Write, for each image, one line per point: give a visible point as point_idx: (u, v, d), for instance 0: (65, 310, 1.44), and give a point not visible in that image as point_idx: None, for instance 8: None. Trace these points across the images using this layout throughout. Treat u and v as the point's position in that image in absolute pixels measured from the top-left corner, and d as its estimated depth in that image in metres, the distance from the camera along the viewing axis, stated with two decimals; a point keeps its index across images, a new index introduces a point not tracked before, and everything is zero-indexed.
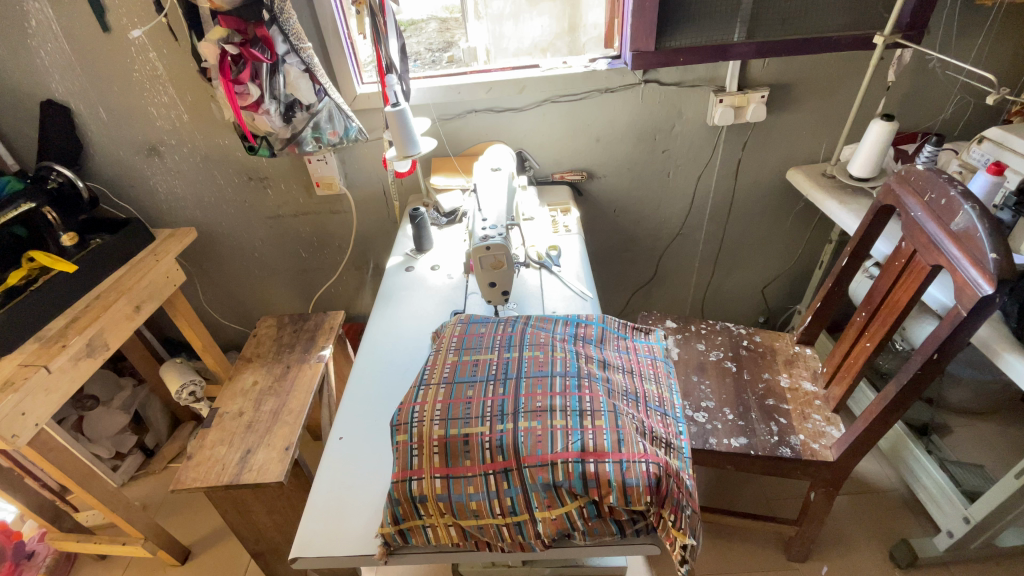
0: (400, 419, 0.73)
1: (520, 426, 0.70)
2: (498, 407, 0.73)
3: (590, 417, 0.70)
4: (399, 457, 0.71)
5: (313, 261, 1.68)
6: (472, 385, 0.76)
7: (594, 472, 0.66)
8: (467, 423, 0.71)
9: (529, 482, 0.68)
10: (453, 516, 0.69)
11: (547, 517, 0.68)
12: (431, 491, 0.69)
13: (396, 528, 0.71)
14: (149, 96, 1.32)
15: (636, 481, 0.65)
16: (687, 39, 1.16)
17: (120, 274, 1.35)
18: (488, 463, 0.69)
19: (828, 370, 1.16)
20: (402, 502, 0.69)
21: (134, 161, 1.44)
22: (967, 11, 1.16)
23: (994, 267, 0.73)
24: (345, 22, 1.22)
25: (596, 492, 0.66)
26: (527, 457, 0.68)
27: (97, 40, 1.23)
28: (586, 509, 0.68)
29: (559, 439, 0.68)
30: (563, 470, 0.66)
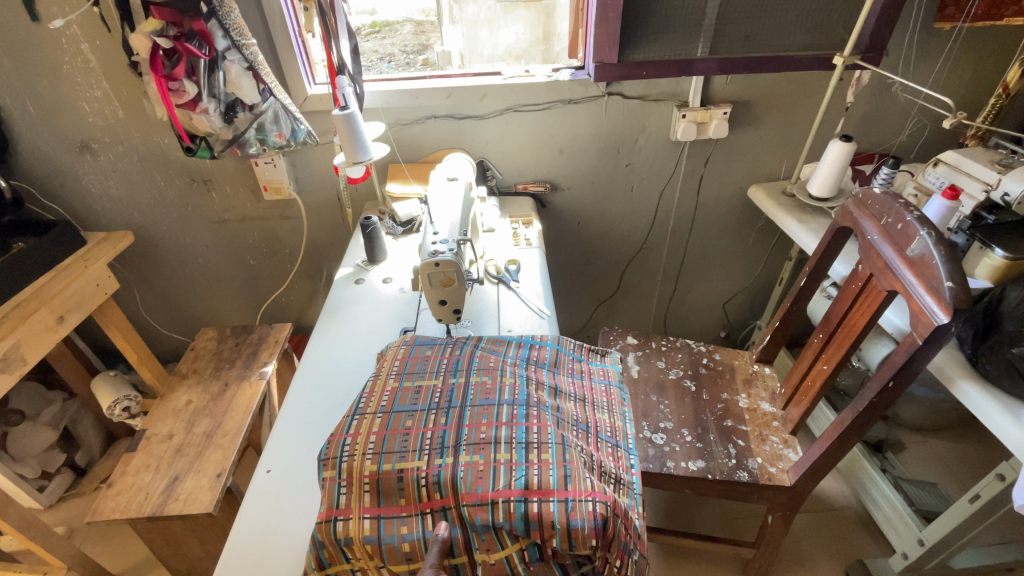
0: (330, 454, 0.67)
1: (460, 459, 0.65)
2: (439, 438, 0.67)
3: (535, 451, 0.66)
4: (326, 495, 0.65)
5: (263, 269, 1.59)
6: (412, 414, 0.71)
7: (537, 512, 0.61)
8: (402, 457, 0.65)
9: (467, 522, 0.62)
10: (381, 560, 0.63)
11: (485, 562, 0.62)
12: (358, 533, 0.62)
13: (319, 574, 0.64)
14: (80, 90, 1.22)
15: (581, 523, 0.61)
16: (651, 52, 1.14)
17: (44, 281, 1.24)
18: (425, 500, 0.63)
19: (787, 391, 1.15)
20: (326, 544, 0.63)
21: (63, 158, 1.33)
22: (925, 35, 1.17)
23: (949, 296, 0.71)
24: (295, 20, 1.15)
25: (539, 535, 0.61)
26: (465, 494, 0.62)
27: (19, 27, 1.13)
28: (528, 553, 0.62)
29: (501, 475, 0.63)
30: (503, 510, 0.61)
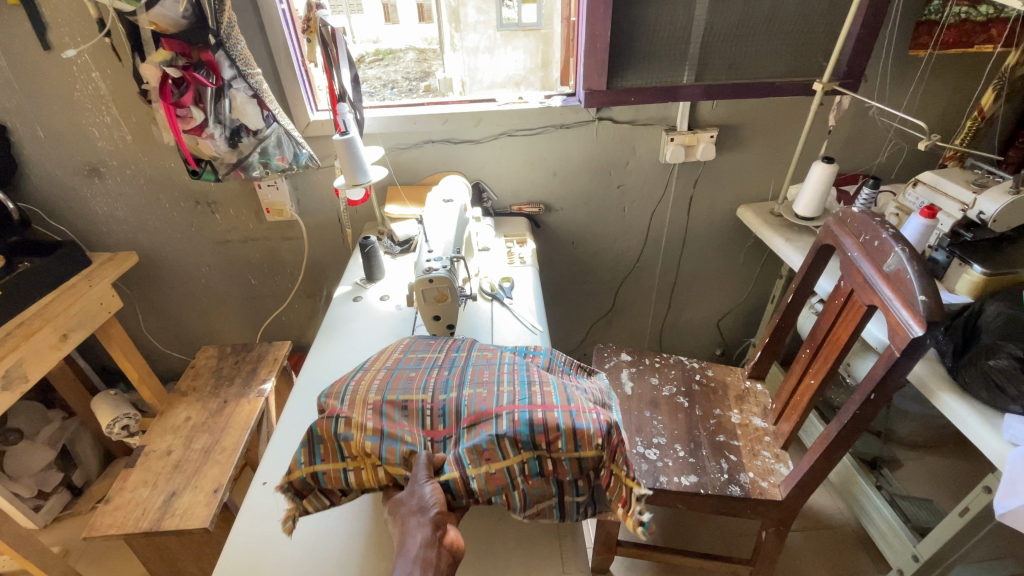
0: (333, 393, 0.77)
1: (463, 393, 0.76)
2: (443, 381, 0.79)
3: (537, 385, 0.76)
4: (330, 406, 0.75)
5: (263, 288, 1.62)
6: (415, 369, 0.82)
7: (542, 420, 0.69)
8: (407, 392, 0.77)
9: (472, 434, 0.70)
10: (379, 460, 0.70)
11: (486, 472, 0.68)
12: (360, 427, 0.71)
13: (308, 470, 0.71)
14: (91, 116, 1.27)
15: (586, 426, 0.70)
16: (638, 79, 1.18)
17: (49, 300, 1.27)
18: (427, 428, 0.74)
19: (778, 406, 1.17)
20: (325, 440, 0.71)
21: (72, 182, 1.38)
22: (899, 63, 1.23)
23: (924, 309, 0.74)
24: (299, 50, 1.21)
25: (542, 440, 0.69)
26: (468, 414, 0.73)
27: (35, 57, 1.18)
28: (528, 464, 0.69)
29: (503, 398, 0.73)
30: (509, 419, 0.70)
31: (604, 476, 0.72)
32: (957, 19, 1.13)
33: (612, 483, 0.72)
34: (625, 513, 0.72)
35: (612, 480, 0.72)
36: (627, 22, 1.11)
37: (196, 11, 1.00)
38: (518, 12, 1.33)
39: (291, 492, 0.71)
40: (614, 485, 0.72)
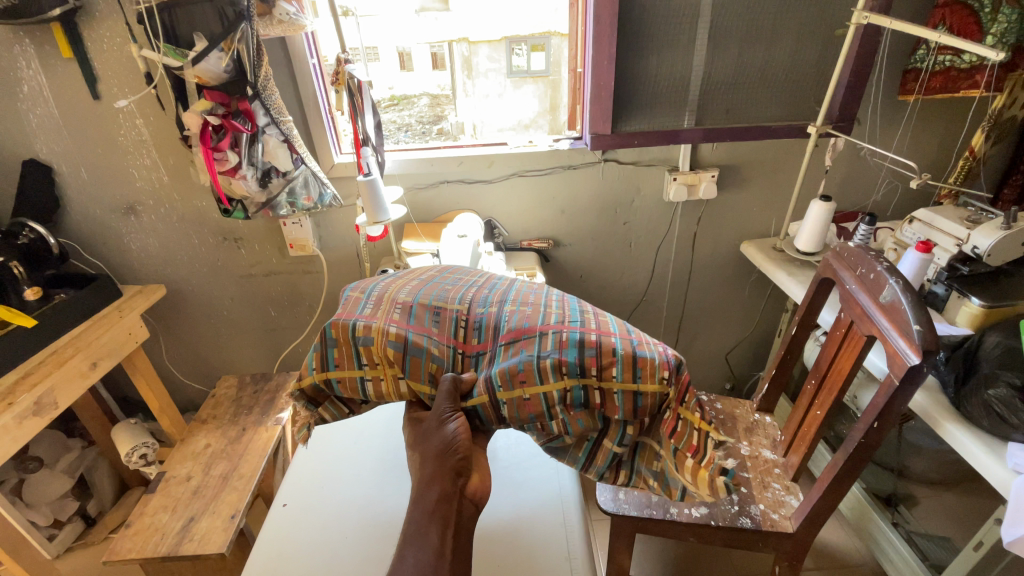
0: (360, 295, 0.82)
1: (503, 310, 0.78)
2: (484, 296, 0.82)
3: (589, 314, 0.78)
4: (355, 308, 0.79)
5: (282, 320, 1.68)
6: (453, 284, 0.86)
7: (596, 341, 0.71)
8: (442, 304, 0.79)
9: (509, 353, 0.72)
10: (400, 371, 0.74)
11: (521, 396, 0.70)
12: (380, 331, 0.75)
13: (322, 375, 0.76)
14: (132, 159, 1.37)
15: (649, 356, 0.71)
16: (640, 123, 1.26)
17: (80, 330, 1.33)
18: (459, 340, 0.77)
19: (786, 438, 1.17)
20: (340, 343, 0.76)
21: (110, 219, 1.47)
22: (888, 107, 1.30)
23: (919, 338, 0.77)
24: (326, 99, 1.31)
25: (593, 364, 0.70)
26: (508, 329, 0.74)
27: (87, 107, 1.30)
28: (572, 393, 0.70)
29: (549, 320, 0.75)
30: (558, 336, 0.72)
31: (665, 416, 0.73)
32: (942, 66, 1.18)
33: (679, 426, 0.73)
34: (693, 461, 0.73)
35: (679, 423, 0.73)
36: (629, 72, 1.19)
37: (236, 66, 1.10)
38: (527, 60, 1.39)
39: (304, 400, 0.78)
40: (680, 430, 0.73)
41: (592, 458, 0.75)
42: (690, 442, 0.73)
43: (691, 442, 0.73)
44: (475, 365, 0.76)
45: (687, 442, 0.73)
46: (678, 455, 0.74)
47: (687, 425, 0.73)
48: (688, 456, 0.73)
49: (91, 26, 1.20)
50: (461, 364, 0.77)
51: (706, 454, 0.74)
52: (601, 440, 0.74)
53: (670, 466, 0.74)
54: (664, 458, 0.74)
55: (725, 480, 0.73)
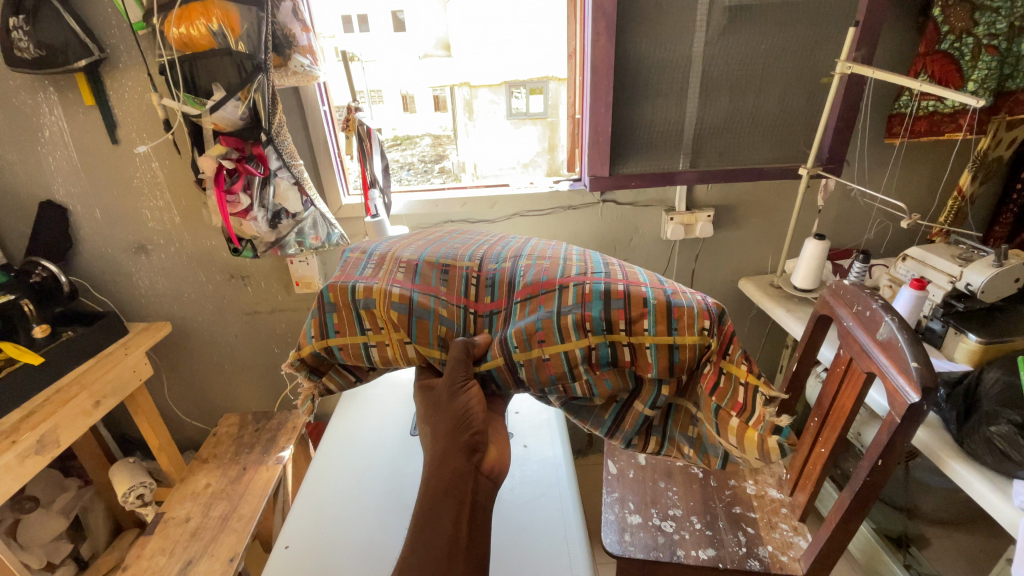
0: (359, 259, 0.82)
1: (518, 265, 0.77)
2: (497, 253, 0.81)
3: (614, 266, 0.77)
4: (358, 270, 0.79)
5: (285, 357, 1.68)
6: (463, 243, 0.85)
7: (624, 290, 0.70)
8: (452, 261, 0.78)
9: (526, 311, 0.71)
10: (407, 335, 0.74)
11: (540, 356, 0.70)
12: (382, 293, 0.74)
13: (322, 343, 0.76)
14: (146, 200, 1.42)
15: (685, 305, 0.69)
16: (636, 166, 1.31)
17: (85, 368, 1.34)
18: (471, 299, 0.76)
19: (792, 476, 1.14)
20: (341, 308, 0.76)
21: (120, 257, 1.50)
22: (875, 150, 1.35)
23: (918, 376, 0.79)
24: (335, 142, 1.37)
25: (619, 315, 0.69)
26: (524, 284, 0.73)
27: (106, 151, 1.35)
28: (597, 351, 0.69)
29: (568, 273, 0.73)
30: (582, 289, 0.70)
31: (706, 370, 0.70)
32: (925, 111, 1.22)
33: (722, 381, 0.70)
34: (739, 419, 0.69)
35: (722, 378, 0.70)
36: (625, 118, 1.25)
37: (252, 112, 1.14)
38: (526, 103, 1.43)
39: (305, 370, 0.79)
40: (723, 385, 0.70)
41: (619, 423, 0.74)
42: (737, 399, 0.69)
43: (738, 399, 0.69)
44: (488, 325, 0.75)
45: (733, 399, 0.69)
46: (722, 413, 0.70)
47: (731, 379, 0.69)
48: (734, 414, 0.69)
49: (114, 75, 1.26)
50: (473, 325, 0.76)
51: (757, 412, 0.68)
52: (631, 402, 0.73)
53: (711, 426, 0.71)
54: (701, 422, 0.73)
55: (779, 440, 0.68)
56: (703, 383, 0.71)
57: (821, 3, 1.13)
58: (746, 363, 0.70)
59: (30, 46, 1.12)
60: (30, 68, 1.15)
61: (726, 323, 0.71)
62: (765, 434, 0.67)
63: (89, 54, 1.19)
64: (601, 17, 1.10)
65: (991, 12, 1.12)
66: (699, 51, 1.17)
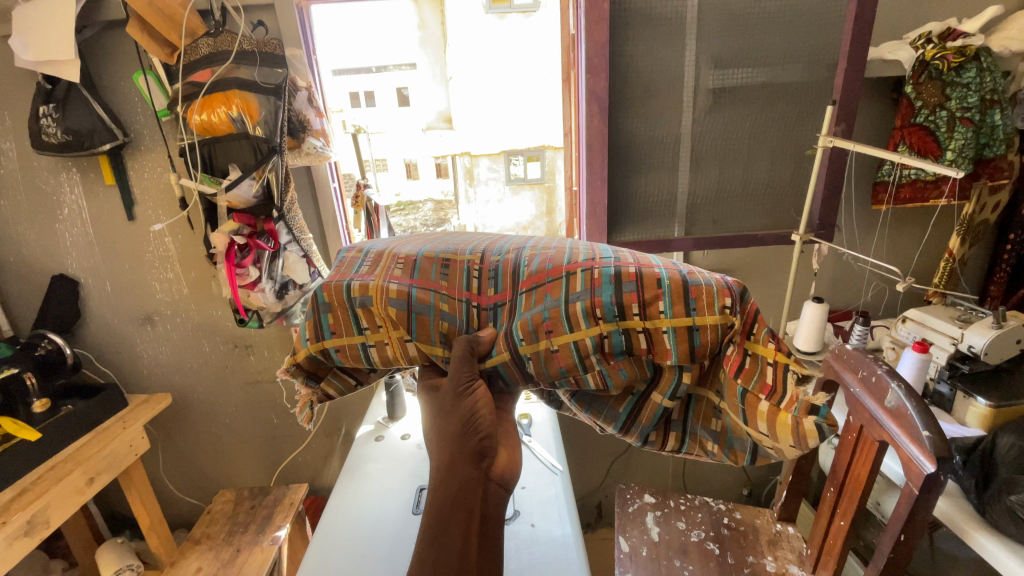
0: (356, 256, 0.81)
1: (522, 254, 0.75)
2: (500, 245, 0.79)
3: (626, 251, 0.73)
4: (354, 268, 0.79)
5: (285, 428, 1.65)
6: (465, 238, 0.83)
7: (636, 273, 0.67)
8: (453, 254, 0.77)
9: (532, 301, 0.69)
10: (407, 333, 0.73)
11: (549, 347, 0.68)
12: (378, 290, 0.73)
13: (320, 345, 0.76)
14: (156, 272, 1.45)
15: (703, 285, 0.66)
16: (632, 233, 1.35)
17: (81, 443, 1.32)
18: (473, 292, 0.74)
19: (812, 552, 1.10)
20: (337, 308, 0.75)
21: (126, 329, 1.52)
22: (863, 216, 1.40)
23: (930, 445, 0.77)
24: (343, 215, 1.44)
25: (630, 297, 0.66)
26: (528, 274, 0.71)
27: (121, 227, 1.40)
28: (611, 340, 0.67)
29: (576, 258, 0.71)
30: (590, 274, 0.68)
31: (729, 352, 0.68)
32: (908, 179, 1.28)
33: (747, 362, 0.67)
34: (768, 402, 0.66)
35: (747, 360, 0.67)
36: (620, 190, 1.31)
37: (265, 191, 1.19)
38: (524, 169, 1.51)
39: (302, 375, 0.79)
40: (748, 367, 0.67)
41: (636, 416, 0.73)
42: (764, 381, 0.67)
43: (765, 380, 0.67)
44: (492, 319, 0.73)
45: (760, 380, 0.67)
46: (749, 398, 0.67)
47: (756, 361, 0.67)
48: (763, 397, 0.67)
49: (136, 156, 1.33)
50: (476, 319, 0.74)
51: (788, 393, 0.66)
52: (649, 393, 0.71)
53: (735, 414, 0.69)
54: (725, 413, 0.71)
55: (816, 421, 0.64)
56: (726, 366, 0.68)
57: (798, 84, 1.20)
58: (772, 343, 0.68)
59: (57, 132, 1.19)
60: (56, 150, 1.21)
61: (748, 303, 0.69)
62: (798, 416, 0.65)
63: (112, 137, 1.25)
64: (594, 101, 1.19)
65: (961, 87, 1.18)
66: (687, 128, 1.25)
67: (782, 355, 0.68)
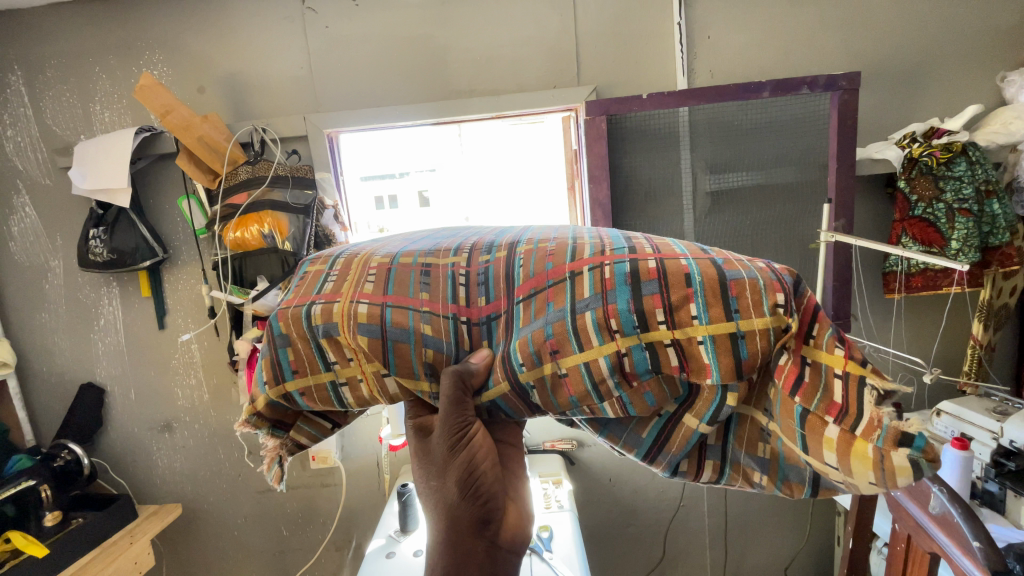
0: (320, 257, 0.62)
1: (516, 251, 0.55)
2: (490, 241, 0.59)
3: (650, 239, 0.54)
4: (311, 283, 0.58)
5: (294, 540, 1.58)
6: (448, 237, 0.64)
7: (658, 267, 0.47)
8: (433, 255, 0.58)
9: (532, 314, 0.50)
10: (384, 367, 0.53)
11: (555, 371, 0.49)
12: (344, 314, 0.53)
13: (280, 391, 0.56)
14: (179, 379, 1.49)
15: (745, 276, 0.45)
16: None
17: (88, 559, 1.27)
18: (461, 304, 0.55)
19: None
20: (295, 341, 0.55)
21: (145, 436, 1.54)
22: (877, 305, 1.40)
23: (985, 558, 0.70)
24: None
25: (660, 299, 0.46)
26: (526, 277, 0.52)
27: (152, 336, 1.47)
28: (632, 357, 0.47)
29: (586, 250, 0.51)
30: (601, 273, 0.48)
31: (781, 361, 0.45)
32: (917, 268, 1.29)
33: (807, 373, 0.44)
34: (839, 427, 0.42)
35: (807, 370, 0.44)
36: None
37: None
38: None
39: (267, 426, 0.58)
40: (810, 380, 0.43)
41: (663, 443, 0.52)
42: (833, 399, 0.43)
43: (832, 396, 0.43)
44: (487, 337, 0.53)
45: (825, 398, 0.43)
46: (811, 420, 0.44)
47: (820, 371, 0.43)
48: (832, 423, 0.43)
49: (172, 270, 1.43)
50: (467, 339, 0.54)
51: (866, 416, 0.41)
52: (680, 415, 0.50)
53: (796, 444, 0.46)
54: (777, 435, 0.48)
55: (911, 457, 0.39)
56: (779, 380, 0.45)
57: (793, 184, 1.26)
58: (841, 348, 0.43)
59: (103, 251, 1.31)
60: (102, 268, 1.33)
61: (803, 296, 0.46)
62: (885, 451, 0.40)
63: (153, 254, 1.35)
64: (598, 207, 1.28)
65: (954, 180, 1.22)
66: (690, 228, 1.30)
67: (855, 362, 0.42)
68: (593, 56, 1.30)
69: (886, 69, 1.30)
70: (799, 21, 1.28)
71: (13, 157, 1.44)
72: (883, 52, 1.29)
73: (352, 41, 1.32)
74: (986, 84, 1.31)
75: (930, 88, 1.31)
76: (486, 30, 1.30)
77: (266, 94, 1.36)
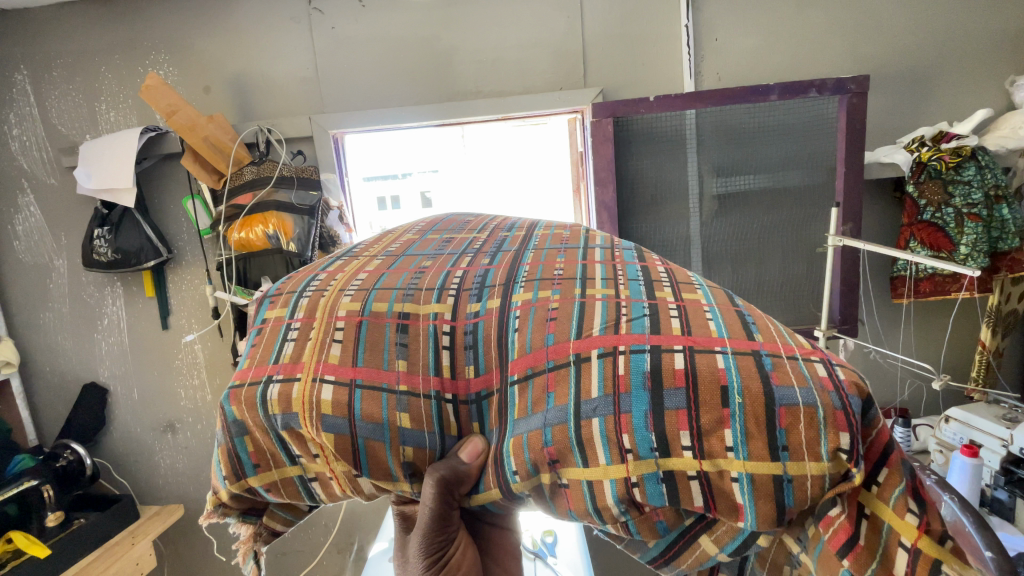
0: (284, 292, 0.57)
1: (510, 306, 0.51)
2: (479, 279, 0.55)
3: (673, 290, 0.49)
4: (270, 340, 0.54)
5: (295, 541, 1.57)
6: (432, 258, 0.60)
7: (687, 370, 0.42)
8: (414, 303, 0.53)
9: (529, 404, 0.46)
10: (355, 468, 0.49)
11: (555, 480, 0.45)
12: (305, 402, 0.49)
13: (241, 487, 0.52)
14: (183, 379, 1.49)
15: (794, 400, 0.40)
16: None
17: (91, 559, 1.26)
18: (446, 378, 0.51)
19: None
20: (253, 431, 0.51)
21: (148, 436, 1.53)
22: (884, 312, 1.39)
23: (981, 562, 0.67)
24: None
25: (684, 419, 0.41)
26: (520, 353, 0.48)
27: (156, 336, 1.47)
28: (643, 488, 0.42)
29: (596, 317, 0.47)
30: (613, 367, 0.44)
31: (831, 513, 0.40)
32: (925, 273, 1.28)
33: (863, 534, 0.39)
34: None
35: (862, 529, 0.39)
36: None
37: None
38: None
39: (236, 513, 0.56)
40: (865, 544, 0.39)
41: (672, 557, 0.46)
42: (890, 571, 0.38)
43: (891, 568, 0.38)
44: (478, 418, 0.51)
45: (881, 569, 0.38)
46: None
47: (879, 533, 0.39)
48: None
49: (177, 271, 1.43)
50: (454, 424, 0.51)
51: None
52: (696, 534, 0.45)
53: None
54: (808, 570, 0.42)
55: None
56: (824, 532, 0.40)
57: (801, 188, 1.25)
58: (914, 517, 0.38)
59: (108, 251, 1.31)
60: (106, 267, 1.33)
61: (874, 425, 0.41)
62: None
63: (158, 254, 1.35)
64: (604, 209, 1.28)
65: (963, 184, 1.21)
66: (696, 231, 1.29)
67: (929, 539, 0.37)
68: (599, 57, 1.29)
69: (895, 73, 1.29)
70: (808, 23, 1.27)
71: (18, 155, 1.44)
72: (891, 54, 1.28)
73: (357, 42, 1.31)
74: (995, 88, 1.30)
75: (939, 91, 1.30)
76: (492, 31, 1.29)
77: (272, 95, 1.35)
